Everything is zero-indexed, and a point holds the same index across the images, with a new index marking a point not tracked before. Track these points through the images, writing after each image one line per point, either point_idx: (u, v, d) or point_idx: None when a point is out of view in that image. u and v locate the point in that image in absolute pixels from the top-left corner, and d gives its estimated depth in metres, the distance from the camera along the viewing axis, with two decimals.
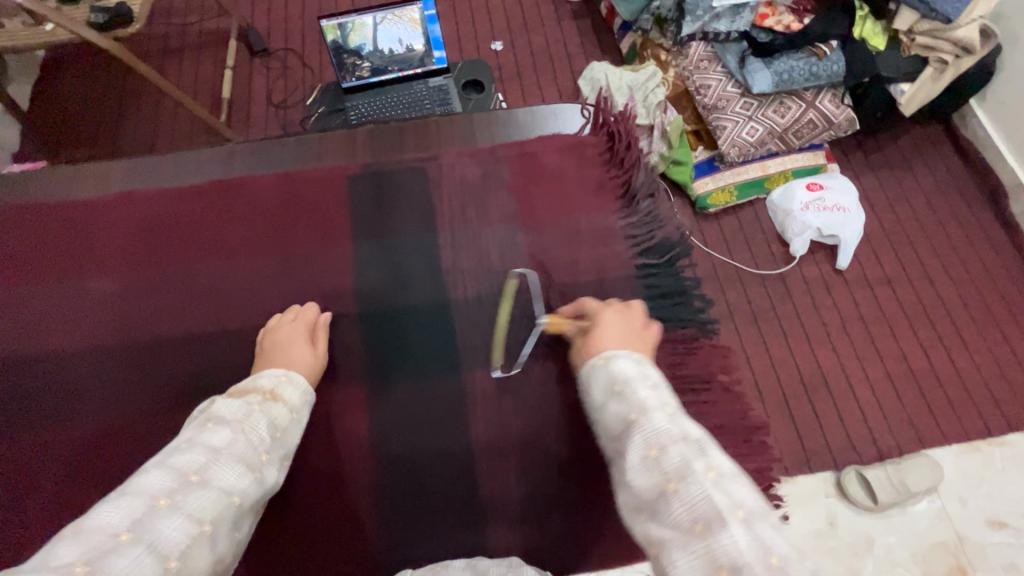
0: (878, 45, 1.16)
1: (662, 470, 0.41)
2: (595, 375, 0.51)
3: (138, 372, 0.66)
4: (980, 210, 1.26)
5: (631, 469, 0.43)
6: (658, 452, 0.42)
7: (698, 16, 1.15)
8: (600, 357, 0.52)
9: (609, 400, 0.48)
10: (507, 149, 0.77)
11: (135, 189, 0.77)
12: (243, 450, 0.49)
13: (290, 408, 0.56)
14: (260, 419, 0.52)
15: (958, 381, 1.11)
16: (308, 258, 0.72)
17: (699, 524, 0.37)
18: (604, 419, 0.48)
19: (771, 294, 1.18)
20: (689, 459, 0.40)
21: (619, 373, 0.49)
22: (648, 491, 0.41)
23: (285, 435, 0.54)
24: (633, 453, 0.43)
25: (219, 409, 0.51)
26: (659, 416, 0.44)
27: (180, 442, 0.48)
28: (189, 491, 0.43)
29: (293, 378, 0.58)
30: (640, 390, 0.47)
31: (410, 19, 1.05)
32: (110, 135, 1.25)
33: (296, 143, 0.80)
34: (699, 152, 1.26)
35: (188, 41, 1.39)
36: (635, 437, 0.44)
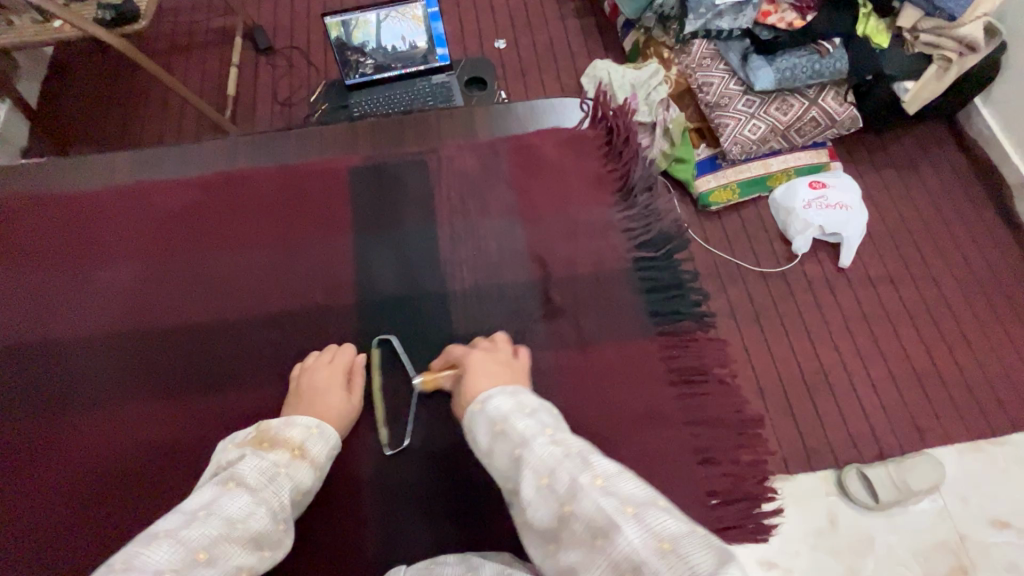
0: (883, 42, 1.14)
1: (555, 495, 0.43)
2: (477, 422, 0.52)
3: (142, 362, 0.66)
4: (984, 209, 1.25)
5: (530, 503, 0.45)
6: (548, 479, 0.44)
7: (701, 14, 1.15)
8: (475, 403, 0.53)
9: (493, 441, 0.50)
10: (508, 144, 0.77)
11: (139, 181, 0.78)
12: (261, 522, 0.48)
13: (313, 470, 0.56)
14: (281, 485, 0.52)
15: (961, 380, 1.11)
16: (309, 251, 0.72)
17: (597, 537, 0.40)
18: (495, 461, 0.50)
19: (773, 292, 1.18)
20: (574, 475, 0.43)
21: (496, 413, 0.51)
22: (548, 519, 0.43)
23: (299, 501, 0.54)
24: (528, 486, 0.45)
25: (243, 470, 0.51)
26: (539, 442, 0.47)
27: (198, 506, 0.46)
28: (199, 570, 0.42)
29: (325, 431, 0.58)
30: (519, 421, 0.49)
31: (413, 16, 1.08)
32: (117, 131, 1.26)
33: (299, 138, 0.81)
34: (702, 149, 1.26)
35: (194, 39, 1.41)
36: (525, 470, 0.46)
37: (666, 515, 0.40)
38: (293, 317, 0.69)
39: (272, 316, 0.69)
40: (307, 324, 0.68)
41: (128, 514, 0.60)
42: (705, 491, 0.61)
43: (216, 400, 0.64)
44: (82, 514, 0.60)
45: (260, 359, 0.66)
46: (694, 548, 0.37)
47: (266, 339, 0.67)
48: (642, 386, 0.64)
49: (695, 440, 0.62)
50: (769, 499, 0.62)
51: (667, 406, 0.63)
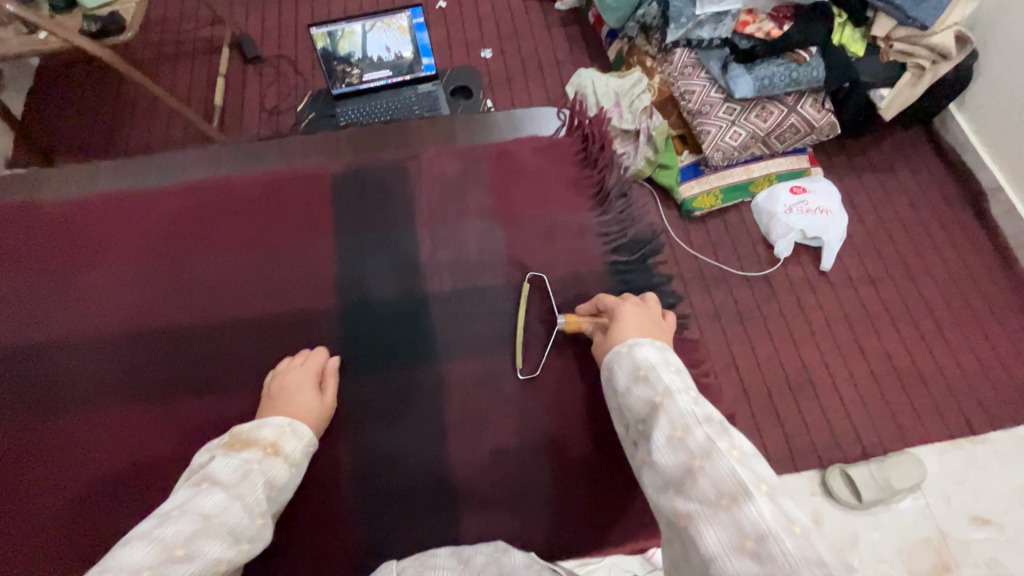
0: (858, 52, 1.19)
1: (687, 449, 0.44)
2: (621, 361, 0.56)
3: (120, 371, 0.66)
4: (960, 212, 1.28)
5: (657, 449, 0.46)
6: (682, 432, 0.45)
7: (683, 23, 1.17)
8: (623, 346, 0.57)
9: (635, 384, 0.52)
10: (486, 150, 0.79)
11: (121, 189, 0.78)
12: (237, 516, 0.48)
13: (289, 465, 0.55)
14: (258, 478, 0.51)
15: (941, 379, 1.13)
16: (290, 255, 0.73)
17: (724, 496, 0.40)
18: (631, 402, 0.52)
19: (756, 295, 1.20)
20: (712, 438, 0.43)
21: (643, 361, 0.54)
22: (676, 468, 0.44)
23: (279, 493, 0.53)
24: (660, 433, 0.46)
25: (215, 470, 0.50)
26: (682, 399, 0.48)
27: (171, 507, 0.46)
28: (174, 564, 0.42)
29: (297, 429, 0.58)
30: (665, 376, 0.51)
31: (398, 27, 1.10)
32: (104, 142, 1.26)
33: (281, 148, 0.82)
34: (685, 156, 1.28)
35: (182, 48, 1.41)
36: (660, 419, 0.47)
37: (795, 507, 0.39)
38: (277, 324, 0.69)
39: (255, 323, 0.69)
40: (292, 329, 0.69)
41: (108, 521, 0.60)
42: None
43: (197, 406, 0.64)
44: (62, 521, 0.60)
45: (243, 366, 0.67)
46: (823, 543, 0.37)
47: (249, 346, 0.68)
48: None
49: None
50: None
51: None
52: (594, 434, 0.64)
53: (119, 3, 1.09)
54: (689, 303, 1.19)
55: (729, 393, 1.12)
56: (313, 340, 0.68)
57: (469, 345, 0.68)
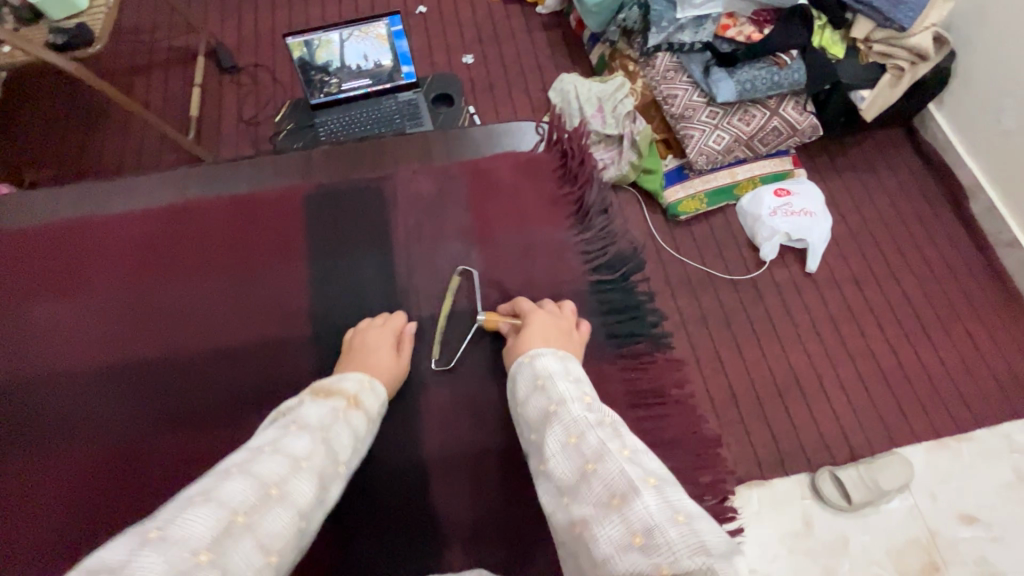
0: (838, 54, 1.19)
1: (580, 453, 0.46)
2: (521, 372, 0.57)
3: (89, 407, 0.65)
4: (942, 211, 1.29)
5: (553, 457, 0.47)
6: (577, 439, 0.47)
7: (664, 27, 1.17)
8: (525, 355, 0.58)
9: (533, 394, 0.54)
10: (463, 167, 0.77)
11: (85, 216, 0.76)
12: (323, 462, 0.48)
13: (368, 418, 0.55)
14: (343, 428, 0.52)
15: (926, 379, 1.14)
16: (262, 281, 0.71)
17: (614, 496, 0.41)
18: (529, 413, 0.53)
19: (743, 298, 1.20)
20: (603, 441, 0.46)
21: (543, 370, 0.55)
22: (569, 474, 0.45)
23: (361, 446, 0.53)
24: (556, 442, 0.48)
25: (304, 415, 0.50)
26: (575, 406, 0.50)
27: (264, 445, 0.47)
28: (268, 506, 0.42)
29: (375, 387, 0.58)
30: (558, 385, 0.53)
31: (377, 35, 1.07)
32: (77, 156, 1.23)
33: (252, 167, 0.80)
34: (669, 160, 1.28)
35: (155, 59, 1.38)
36: (557, 427, 0.49)
37: (683, 497, 0.41)
38: (253, 349, 0.67)
39: (229, 351, 0.67)
40: (270, 353, 0.67)
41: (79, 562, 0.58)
42: None
43: (169, 440, 0.63)
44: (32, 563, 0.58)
45: (219, 395, 0.65)
46: (706, 529, 0.38)
47: (224, 375, 0.66)
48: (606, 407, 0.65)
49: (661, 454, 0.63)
50: (729, 518, 0.63)
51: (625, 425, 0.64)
52: None
53: (87, 14, 1.05)
54: (676, 308, 1.19)
55: (718, 398, 1.11)
56: (292, 363, 0.67)
57: (452, 366, 0.67)
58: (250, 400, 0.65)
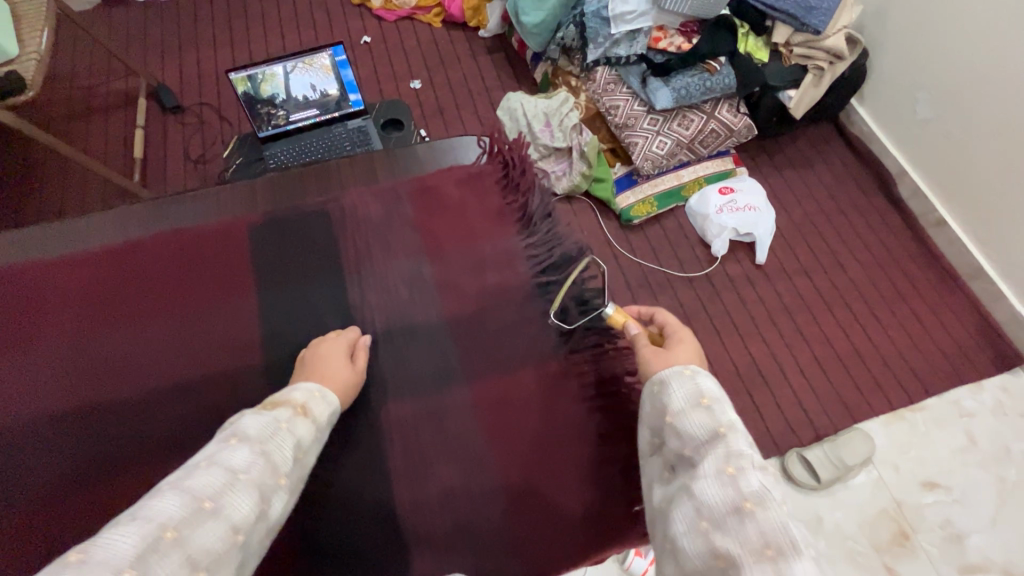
0: (763, 58, 1.27)
1: (738, 487, 0.42)
2: (676, 381, 0.52)
3: (19, 461, 0.62)
4: (875, 198, 1.37)
5: (704, 478, 0.44)
6: (735, 470, 0.43)
7: (600, 43, 1.24)
8: (686, 368, 0.54)
9: (694, 409, 0.49)
10: (408, 186, 0.79)
11: (18, 262, 0.74)
12: (263, 473, 0.46)
13: (314, 429, 0.54)
14: (286, 440, 0.50)
15: (876, 355, 1.20)
16: (208, 314, 0.70)
17: (771, 547, 0.38)
18: (682, 426, 0.49)
19: (700, 294, 1.24)
20: (768, 487, 0.42)
21: (706, 390, 0.51)
22: (720, 503, 0.42)
23: (306, 457, 0.52)
24: (710, 464, 0.44)
25: (244, 426, 0.49)
26: (742, 441, 0.46)
27: (200, 459, 0.45)
28: (199, 520, 0.40)
29: (326, 395, 0.58)
30: (728, 412, 0.49)
31: (321, 66, 1.09)
32: (14, 208, 1.19)
33: (193, 200, 0.80)
34: (618, 168, 1.33)
35: (94, 104, 1.36)
36: (715, 450, 0.45)
37: None
38: (202, 385, 0.66)
39: (176, 388, 0.66)
40: (220, 386, 0.66)
41: None
42: (633, 500, 0.62)
43: (109, 487, 0.61)
44: None
45: (165, 435, 0.63)
46: None
47: (167, 415, 0.64)
48: (568, 406, 0.66)
49: (630, 448, 0.64)
50: None
51: (586, 427, 0.65)
52: (548, 454, 0.64)
53: (18, 62, 1.03)
54: None
55: None
56: (250, 397, 0.65)
57: (413, 384, 0.67)
58: (203, 434, 0.63)
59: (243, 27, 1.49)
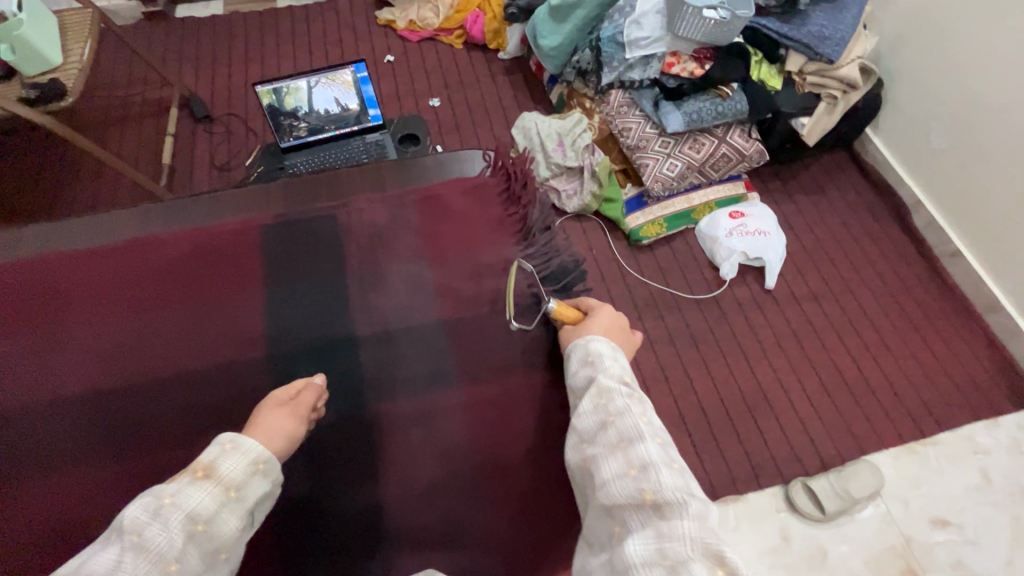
0: (776, 85, 1.28)
1: (604, 410, 0.53)
2: (567, 346, 0.63)
3: (37, 438, 0.65)
4: (889, 227, 1.36)
5: (582, 412, 0.55)
6: (604, 399, 0.54)
7: (614, 67, 1.27)
8: (580, 336, 0.62)
9: (581, 366, 0.59)
10: (415, 195, 0.81)
11: (43, 253, 0.78)
12: (136, 571, 0.42)
13: (222, 490, 0.48)
14: (173, 518, 0.45)
15: (887, 386, 1.17)
16: (220, 308, 0.73)
17: (623, 441, 0.50)
18: (573, 382, 0.59)
19: (707, 316, 1.24)
20: (628, 405, 0.53)
21: (592, 347, 0.60)
22: (592, 424, 0.53)
23: (209, 528, 0.47)
24: (587, 400, 0.55)
25: (123, 514, 0.45)
26: (614, 377, 0.56)
27: (70, 568, 0.42)
28: None
29: (240, 445, 0.51)
30: (607, 361, 0.58)
31: (343, 81, 1.13)
32: (47, 206, 1.24)
33: (212, 201, 0.83)
34: (629, 189, 1.34)
35: (129, 112, 1.43)
36: (592, 389, 0.56)
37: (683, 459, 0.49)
38: (210, 378, 0.68)
39: (186, 377, 0.68)
40: (228, 378, 0.68)
41: None
42: None
43: (119, 467, 0.63)
44: None
45: (177, 419, 0.66)
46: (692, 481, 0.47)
47: (179, 401, 0.67)
48: (562, 417, 0.68)
49: None
50: None
51: None
52: (539, 460, 0.65)
53: (60, 70, 1.09)
54: (643, 329, 1.22)
55: (689, 417, 1.13)
56: (256, 395, 0.68)
57: (412, 389, 0.68)
58: (212, 423, 0.66)
59: (273, 44, 1.56)
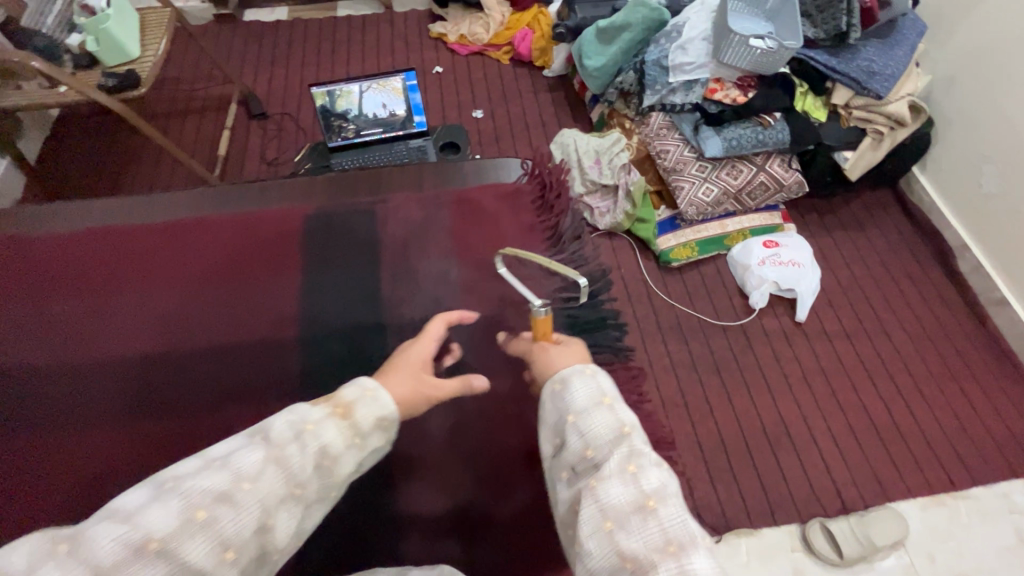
0: (820, 117, 1.27)
1: (640, 487, 0.43)
2: (579, 379, 0.51)
3: (85, 395, 0.70)
4: (931, 269, 1.32)
5: (608, 481, 0.44)
6: (636, 469, 0.44)
7: (657, 90, 1.28)
8: (586, 366, 0.52)
9: (597, 407, 0.48)
10: (451, 197, 0.84)
11: (108, 225, 0.84)
12: (272, 483, 0.43)
13: (354, 433, 0.49)
14: (310, 445, 0.46)
15: (918, 432, 1.13)
16: (260, 290, 0.77)
17: (673, 543, 0.40)
18: (585, 426, 0.48)
19: (733, 345, 1.22)
20: (665, 483, 0.44)
21: (608, 390, 0.50)
22: (626, 504, 0.42)
23: (334, 464, 0.47)
24: (613, 464, 0.44)
25: (271, 424, 0.46)
26: (641, 438, 0.47)
27: (217, 456, 0.43)
28: (187, 535, 0.39)
29: (379, 396, 0.51)
30: (626, 410, 0.49)
31: (393, 88, 1.20)
32: (110, 186, 1.33)
33: (261, 190, 0.88)
34: (662, 211, 1.34)
35: (192, 105, 1.52)
36: (619, 449, 0.46)
37: None
38: (246, 354, 0.72)
39: (224, 351, 0.72)
40: (262, 356, 0.72)
41: None
42: None
43: (154, 430, 0.67)
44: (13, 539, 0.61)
45: (215, 387, 0.70)
46: None
47: (215, 374, 0.71)
48: None
49: None
50: None
51: None
52: None
53: (137, 62, 1.17)
54: (666, 352, 1.21)
55: (707, 444, 1.11)
56: (283, 377, 0.71)
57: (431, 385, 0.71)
58: (243, 396, 0.69)
59: (330, 50, 1.64)
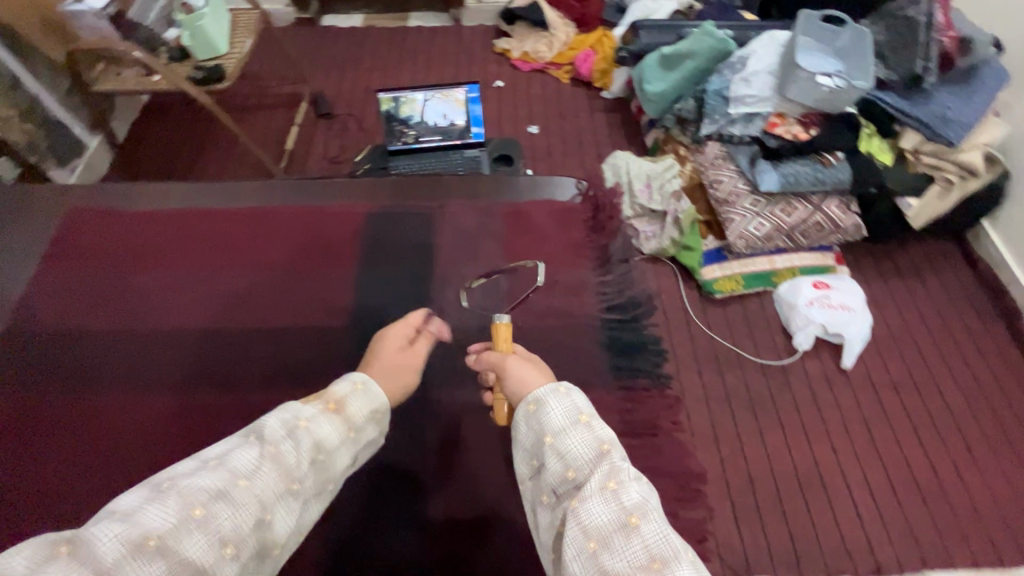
0: (887, 161, 1.23)
1: (620, 504, 0.43)
2: (553, 399, 0.52)
3: (148, 361, 0.75)
4: (994, 328, 1.25)
5: (588, 500, 0.44)
6: (615, 485, 0.45)
7: (716, 119, 1.28)
8: (559, 385, 0.53)
9: (574, 427, 0.50)
10: (503, 208, 0.86)
11: (183, 206, 0.90)
12: (268, 480, 0.47)
13: (347, 429, 0.54)
14: (305, 440, 0.51)
15: (966, 499, 1.06)
16: (314, 279, 0.81)
17: (656, 560, 0.40)
18: (563, 446, 0.49)
19: (772, 383, 1.19)
20: (645, 497, 0.44)
21: (585, 408, 0.51)
22: (608, 521, 0.43)
23: (328, 459, 0.52)
24: (593, 483, 0.45)
25: (265, 423, 0.50)
26: (621, 454, 0.48)
27: (214, 455, 0.47)
28: (185, 529, 0.42)
29: (368, 391, 0.57)
30: (603, 426, 0.50)
31: (455, 99, 1.25)
32: (184, 169, 1.43)
33: (323, 184, 0.92)
34: (710, 240, 1.32)
35: (266, 100, 1.61)
36: (597, 469, 0.46)
37: None
38: (296, 339, 0.76)
39: (277, 333, 0.76)
40: (309, 342, 0.75)
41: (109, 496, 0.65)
42: None
43: (207, 400, 0.71)
44: (64, 494, 0.65)
45: (260, 368, 0.74)
46: None
47: (266, 354, 0.75)
48: None
49: None
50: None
51: None
52: None
53: (224, 57, 1.26)
54: (700, 383, 1.19)
55: (734, 482, 1.07)
56: (326, 364, 0.74)
57: None
58: (286, 378, 0.73)
59: (399, 58, 1.71)
